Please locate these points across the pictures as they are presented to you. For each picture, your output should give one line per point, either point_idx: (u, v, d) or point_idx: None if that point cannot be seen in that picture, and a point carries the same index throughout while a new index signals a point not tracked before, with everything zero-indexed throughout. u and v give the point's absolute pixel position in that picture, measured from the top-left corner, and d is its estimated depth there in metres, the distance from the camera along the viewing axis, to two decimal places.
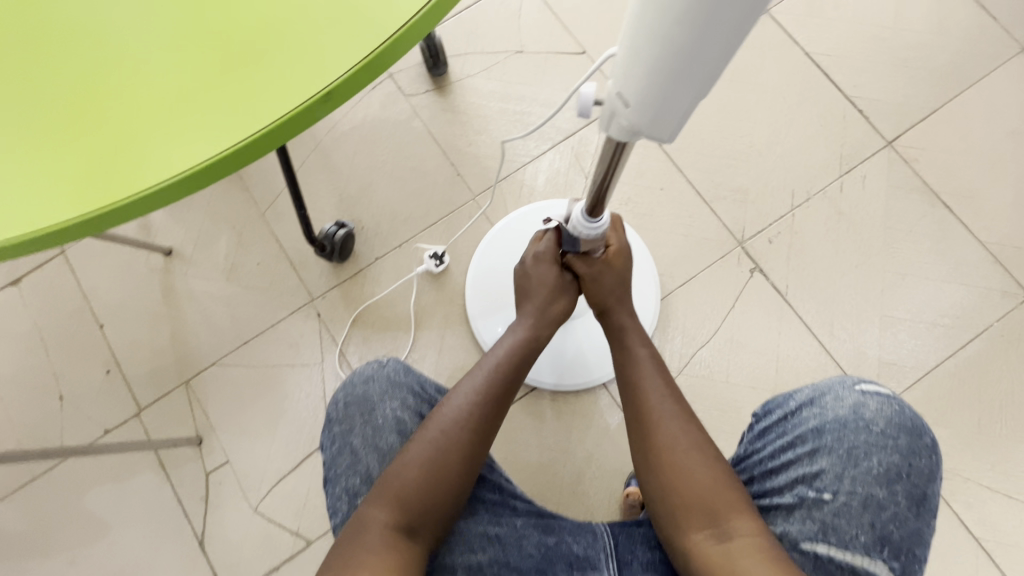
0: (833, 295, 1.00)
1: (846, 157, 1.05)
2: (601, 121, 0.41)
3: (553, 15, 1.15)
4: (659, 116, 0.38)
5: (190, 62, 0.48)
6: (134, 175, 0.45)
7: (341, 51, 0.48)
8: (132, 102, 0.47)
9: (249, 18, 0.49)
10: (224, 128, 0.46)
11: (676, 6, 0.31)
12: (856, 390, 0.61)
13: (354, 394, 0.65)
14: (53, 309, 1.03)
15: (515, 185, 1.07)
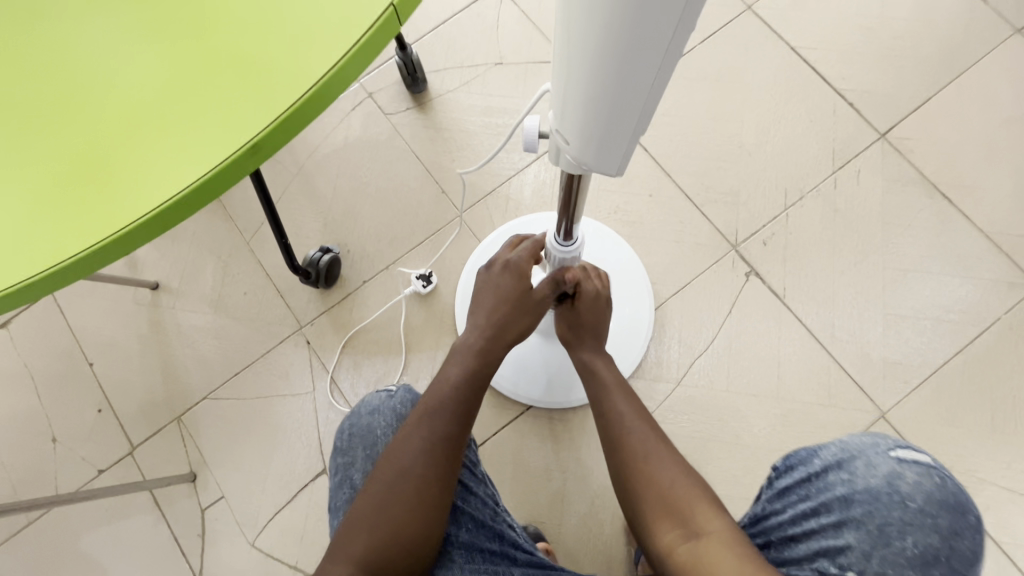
0: (832, 295, 0.97)
1: (839, 153, 1.02)
2: (551, 155, 0.46)
3: (531, 25, 1.13)
4: (598, 154, 0.40)
5: (131, 108, 0.46)
6: (74, 234, 0.43)
7: (276, 89, 0.45)
8: (73, 155, 0.45)
9: (189, 56, 0.46)
10: (163, 177, 0.44)
11: (584, 69, 0.33)
12: (891, 458, 0.56)
13: (359, 425, 0.64)
14: (43, 350, 1.02)
15: (500, 200, 1.06)
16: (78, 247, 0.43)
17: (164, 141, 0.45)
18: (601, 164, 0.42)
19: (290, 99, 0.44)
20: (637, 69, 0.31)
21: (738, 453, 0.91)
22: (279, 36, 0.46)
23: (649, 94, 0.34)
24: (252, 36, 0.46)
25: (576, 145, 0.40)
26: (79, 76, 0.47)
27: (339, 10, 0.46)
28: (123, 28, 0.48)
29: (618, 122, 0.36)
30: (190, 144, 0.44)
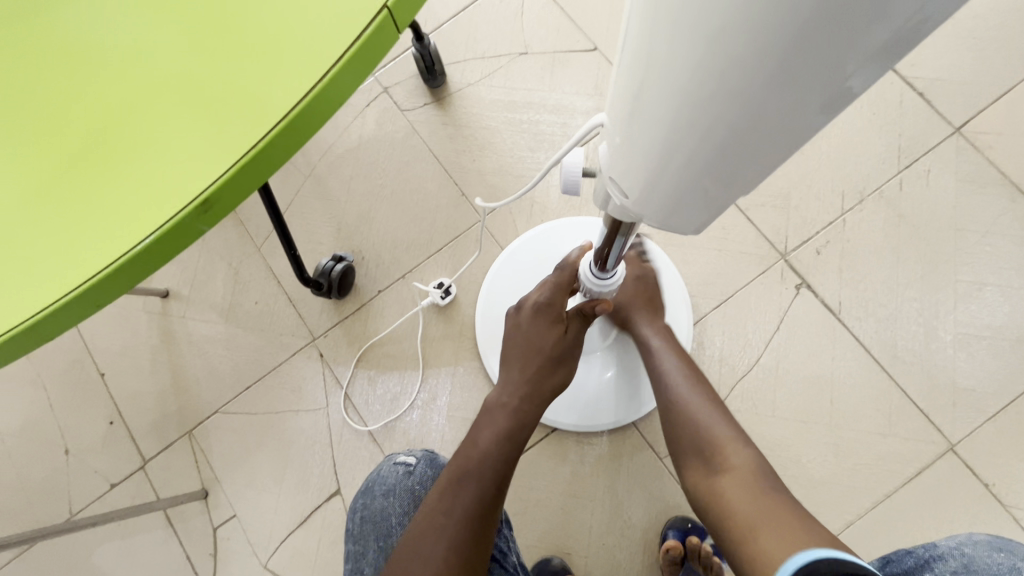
0: (895, 311, 0.87)
1: (906, 149, 0.91)
2: (596, 198, 0.39)
3: (559, 10, 1.04)
4: (666, 213, 0.33)
5: (92, 137, 0.39)
6: (24, 292, 0.36)
7: (263, 101, 0.38)
8: (24, 195, 0.39)
9: (159, 74, 0.40)
10: (141, 210, 0.37)
11: (675, 120, 0.26)
12: None
13: (372, 509, 0.62)
14: (55, 359, 1.00)
15: (525, 203, 0.98)
16: (27, 309, 0.36)
17: (130, 176, 0.38)
18: (670, 223, 0.35)
19: (274, 118, 0.38)
20: (754, 122, 0.24)
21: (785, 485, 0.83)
22: (260, 46, 0.40)
23: (757, 155, 0.27)
24: (230, 48, 0.40)
25: (638, 198, 0.34)
26: (32, 100, 0.41)
27: (327, 11, 0.40)
28: (83, 43, 0.42)
29: (708, 178, 0.29)
30: (160, 179, 0.38)
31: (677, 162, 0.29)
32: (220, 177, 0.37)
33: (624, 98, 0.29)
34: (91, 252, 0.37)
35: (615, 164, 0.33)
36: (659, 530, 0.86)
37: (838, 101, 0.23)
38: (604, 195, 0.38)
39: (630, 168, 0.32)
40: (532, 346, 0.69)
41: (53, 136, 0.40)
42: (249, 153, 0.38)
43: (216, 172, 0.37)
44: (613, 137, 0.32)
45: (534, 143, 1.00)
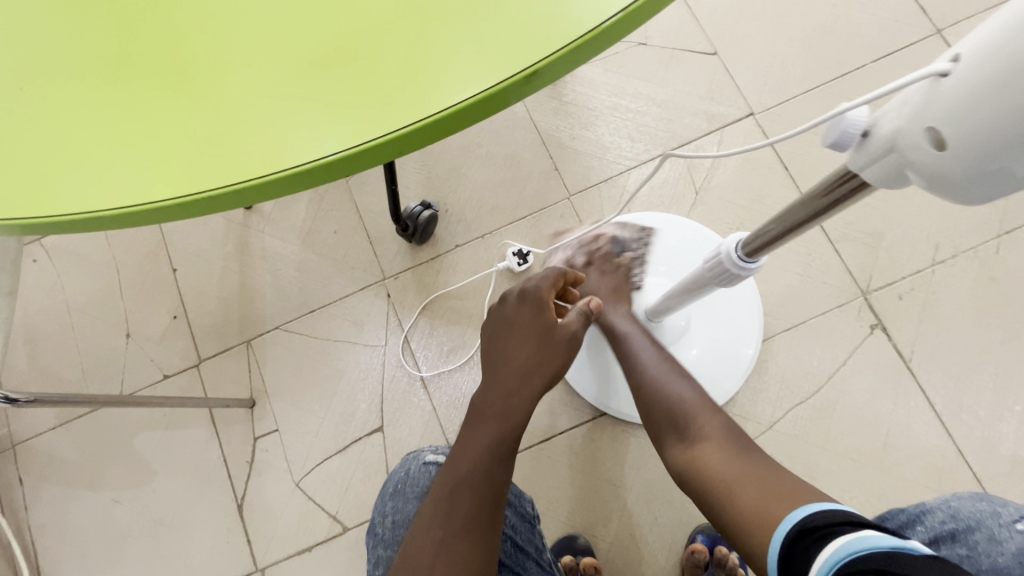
0: (967, 371, 0.86)
1: (1010, 214, 0.90)
2: (866, 153, 0.31)
3: (686, 9, 1.04)
4: (983, 179, 0.25)
5: (277, 40, 0.39)
6: (119, 187, 0.37)
7: (467, 69, 0.37)
8: (153, 96, 0.38)
9: (328, 29, 0.39)
10: (305, 133, 0.37)
11: None
12: (1017, 530, 0.48)
13: (407, 511, 0.61)
14: (133, 247, 1.03)
15: (615, 191, 0.98)
16: (115, 201, 0.37)
17: (259, 110, 0.38)
18: (966, 195, 0.27)
19: (415, 114, 0.37)
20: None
21: None
22: (436, 38, 0.38)
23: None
24: (403, 28, 0.38)
25: (955, 153, 0.25)
26: (196, 6, 0.40)
27: (517, 28, 0.37)
28: None
29: None
30: (285, 128, 0.37)
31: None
32: (340, 150, 0.36)
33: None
34: (248, 155, 0.37)
35: (945, 98, 0.25)
36: (688, 533, 0.86)
37: None
38: (883, 149, 0.30)
39: (969, 99, 0.24)
40: (520, 332, 0.61)
41: (200, 51, 0.39)
42: (376, 140, 0.36)
43: (339, 145, 0.37)
44: (970, 59, 0.24)
45: (636, 133, 1.00)
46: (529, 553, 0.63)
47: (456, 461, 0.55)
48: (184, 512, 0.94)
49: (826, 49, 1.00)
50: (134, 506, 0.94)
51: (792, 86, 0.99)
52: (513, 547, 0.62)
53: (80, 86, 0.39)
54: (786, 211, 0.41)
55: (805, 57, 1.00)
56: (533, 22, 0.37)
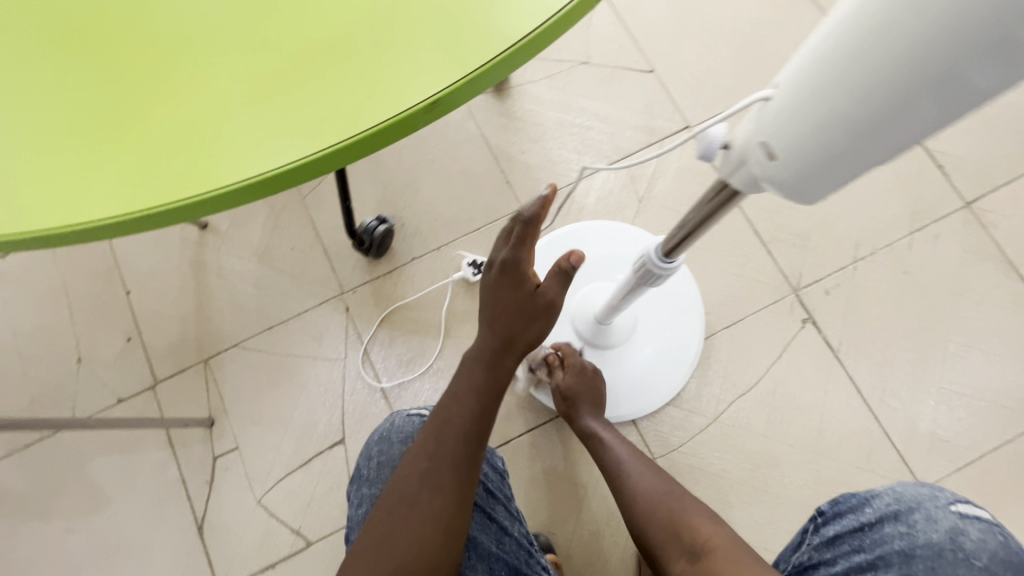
0: (888, 358, 0.94)
1: (919, 214, 0.98)
2: (726, 165, 0.38)
3: (624, 29, 1.10)
4: (805, 182, 0.33)
5: (230, 61, 0.42)
6: (85, 202, 0.39)
7: (406, 81, 0.41)
8: (112, 119, 0.41)
9: (279, 50, 0.42)
10: (259, 147, 0.40)
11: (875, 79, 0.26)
12: (952, 512, 0.51)
13: (389, 455, 0.62)
14: (83, 269, 1.01)
15: (564, 201, 1.03)
16: (78, 217, 0.39)
17: (218, 127, 0.41)
18: (801, 192, 0.34)
19: (365, 124, 0.40)
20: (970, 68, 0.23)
21: (765, 500, 0.89)
22: (377, 55, 0.42)
23: (942, 112, 0.26)
24: (350, 48, 0.42)
25: (785, 162, 0.32)
26: (150, 34, 0.43)
27: (449, 45, 0.42)
28: None
29: (876, 143, 0.29)
30: (244, 142, 0.40)
31: (854, 126, 0.28)
32: (297, 160, 0.40)
33: (820, 60, 0.28)
34: (207, 170, 0.40)
35: (773, 120, 0.32)
36: None
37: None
38: (736, 160, 0.37)
39: (789, 120, 0.31)
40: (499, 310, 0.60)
41: (159, 74, 0.42)
42: (330, 150, 0.40)
43: (295, 155, 0.40)
44: (783, 90, 0.31)
45: (582, 147, 1.06)
46: (500, 500, 0.65)
47: (450, 399, 0.59)
48: (141, 537, 0.92)
49: (752, 67, 1.08)
50: (88, 533, 0.92)
51: (722, 101, 1.07)
52: (487, 492, 0.64)
53: (46, 110, 0.42)
54: (687, 215, 0.47)
55: (734, 74, 1.08)
56: (463, 41, 0.42)
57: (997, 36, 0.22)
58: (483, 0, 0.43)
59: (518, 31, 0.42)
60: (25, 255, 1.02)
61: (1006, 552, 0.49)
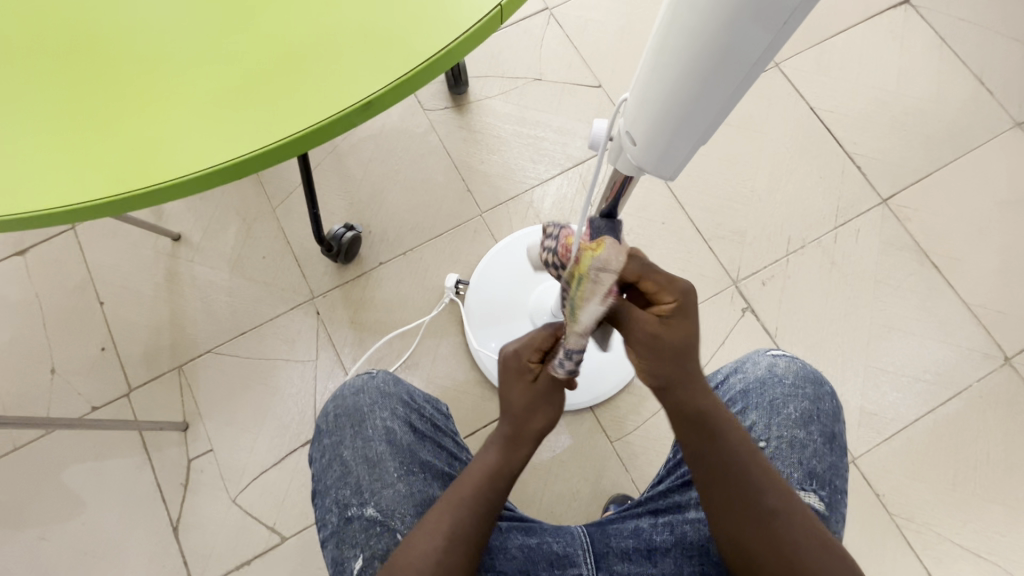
0: (819, 342, 1.03)
1: (842, 210, 1.09)
2: (611, 153, 0.46)
3: (573, 48, 1.20)
4: (662, 156, 0.40)
5: (180, 61, 0.45)
6: (51, 190, 0.42)
7: (343, 81, 0.44)
8: (66, 113, 0.43)
9: (235, 50, 0.45)
10: (208, 141, 0.43)
11: (672, 67, 0.33)
12: (767, 354, 0.68)
13: (344, 405, 0.66)
14: (56, 282, 1.04)
15: (522, 206, 1.10)
16: (32, 205, 0.41)
17: (176, 120, 0.43)
18: (659, 166, 0.41)
19: (316, 116, 0.43)
20: (732, 59, 0.31)
21: None
22: (319, 57, 0.45)
23: (734, 90, 0.33)
24: (298, 48, 0.45)
25: (643, 145, 0.40)
26: (102, 33, 0.46)
27: (386, 45, 0.45)
28: None
29: (692, 119, 0.36)
30: (202, 133, 0.43)
31: (672, 107, 0.35)
32: (251, 150, 0.43)
33: (645, 57, 0.36)
34: (156, 161, 0.42)
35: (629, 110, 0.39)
36: (603, 504, 0.95)
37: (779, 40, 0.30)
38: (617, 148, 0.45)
39: (641, 112, 0.38)
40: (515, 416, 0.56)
41: (121, 72, 0.45)
42: (283, 139, 0.43)
43: (250, 145, 0.43)
44: (634, 87, 0.38)
45: (537, 156, 1.14)
46: (447, 432, 0.71)
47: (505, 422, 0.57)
48: (117, 541, 0.94)
49: None
50: (63, 541, 0.94)
51: None
52: (435, 424, 0.69)
53: (10, 106, 0.44)
54: (599, 207, 0.55)
55: None
56: (399, 42, 0.45)
57: (730, 29, 0.29)
58: (418, 4, 0.46)
59: (453, 31, 0.45)
60: None
61: (803, 370, 0.66)
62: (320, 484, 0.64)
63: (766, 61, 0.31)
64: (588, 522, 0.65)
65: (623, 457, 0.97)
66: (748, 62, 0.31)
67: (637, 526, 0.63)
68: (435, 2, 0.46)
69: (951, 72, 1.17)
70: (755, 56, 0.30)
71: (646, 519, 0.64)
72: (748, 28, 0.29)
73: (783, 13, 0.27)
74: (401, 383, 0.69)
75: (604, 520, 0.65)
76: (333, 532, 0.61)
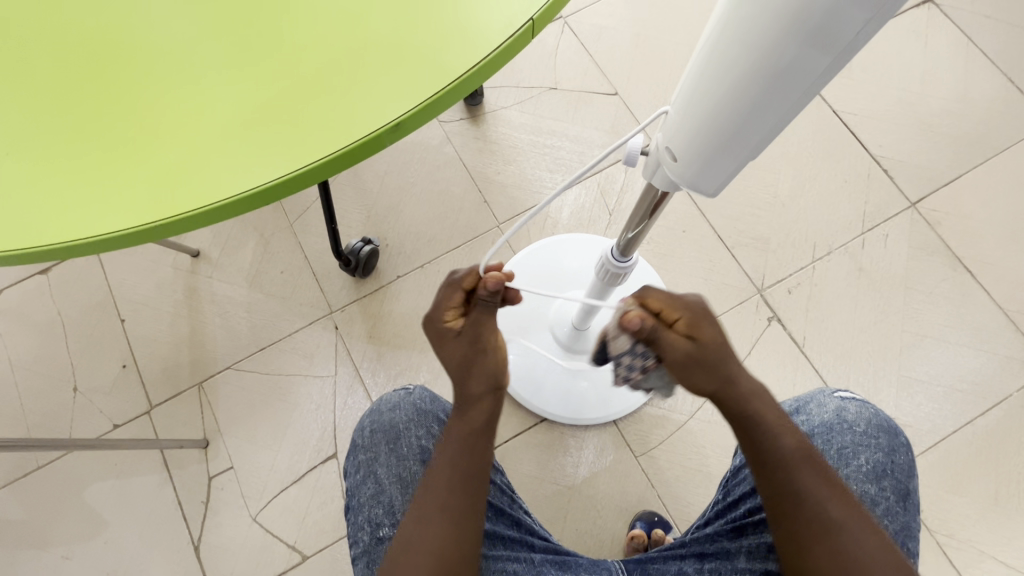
0: (850, 351, 0.99)
1: (869, 215, 1.06)
2: (645, 168, 0.44)
3: (589, 57, 1.19)
4: (705, 175, 0.38)
5: (208, 84, 0.44)
6: (69, 220, 0.41)
7: (376, 101, 0.43)
8: (96, 141, 0.43)
9: (258, 74, 0.44)
10: (240, 165, 0.42)
11: (718, 87, 0.32)
12: (835, 397, 0.65)
13: (380, 421, 0.65)
14: (78, 300, 1.05)
15: (540, 217, 1.09)
16: (64, 235, 0.40)
17: (198, 148, 0.42)
18: (700, 184, 0.39)
19: (339, 142, 0.42)
20: (789, 76, 0.29)
21: None
22: (349, 77, 0.44)
23: (784, 112, 0.32)
24: (329, 68, 0.44)
25: (686, 159, 0.38)
26: (130, 58, 0.45)
27: (418, 65, 0.44)
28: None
29: (736, 140, 0.34)
30: (225, 159, 0.42)
31: (717, 128, 0.34)
32: (276, 176, 0.42)
33: (688, 72, 0.35)
34: (188, 187, 0.42)
35: (668, 128, 0.38)
36: (629, 521, 0.93)
37: (835, 63, 0.28)
38: (654, 163, 0.43)
39: (683, 130, 0.37)
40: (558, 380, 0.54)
41: (141, 99, 0.44)
42: (305, 166, 0.42)
43: (271, 172, 0.42)
44: (675, 103, 0.37)
45: (553, 165, 1.12)
46: None
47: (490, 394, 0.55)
48: (138, 560, 0.94)
49: None
50: (86, 560, 0.94)
51: None
52: None
53: (32, 136, 0.43)
54: (627, 222, 0.54)
55: None
56: (431, 60, 0.44)
57: (782, 52, 0.28)
58: (449, 22, 0.45)
59: (486, 46, 0.44)
60: (19, 291, 1.05)
61: (876, 419, 0.63)
62: (352, 500, 0.63)
63: (820, 84, 0.30)
64: (627, 559, 0.63)
65: (649, 473, 0.95)
66: (799, 85, 0.30)
67: (681, 569, 0.61)
68: (468, 18, 0.45)
69: (979, 72, 1.13)
70: (816, 74, 0.29)
71: (690, 563, 0.61)
72: (803, 51, 0.28)
73: (850, 31, 0.26)
74: (438, 399, 0.68)
75: (644, 558, 0.63)
76: (364, 551, 0.60)
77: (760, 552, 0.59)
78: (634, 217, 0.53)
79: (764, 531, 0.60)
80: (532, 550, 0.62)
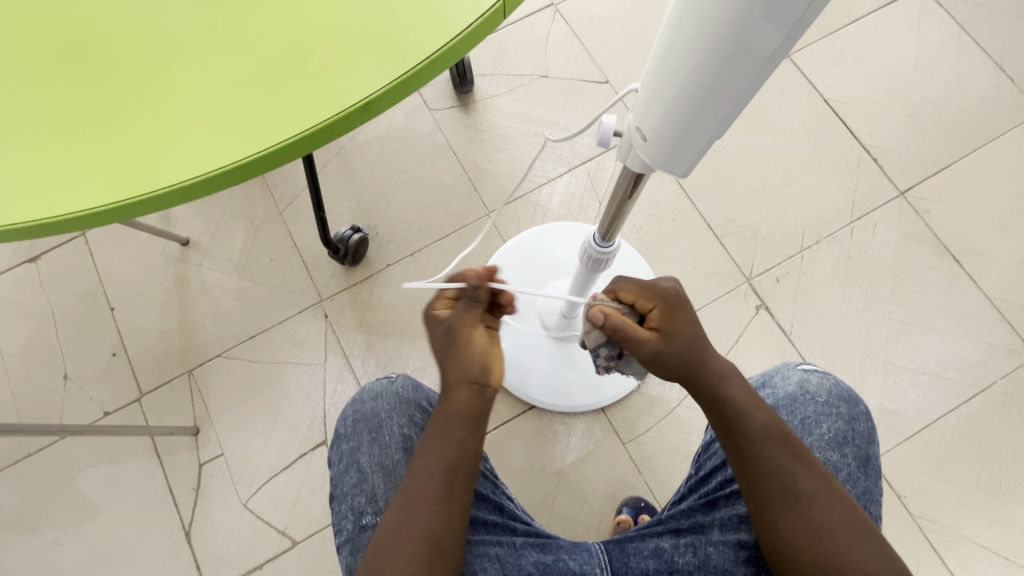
0: (837, 338, 1.00)
1: (859, 204, 1.06)
2: (618, 151, 0.45)
3: (579, 44, 1.18)
4: (673, 155, 0.38)
5: (182, 62, 0.44)
6: (46, 199, 0.41)
7: (347, 80, 0.43)
8: (69, 119, 0.43)
9: (231, 52, 0.44)
10: (213, 145, 0.42)
11: (679, 67, 0.33)
12: (798, 369, 0.66)
13: (362, 410, 0.65)
14: (67, 288, 1.05)
15: (529, 206, 1.09)
16: (36, 213, 0.40)
17: (175, 126, 0.42)
18: (669, 164, 0.40)
19: (311, 121, 0.42)
20: (746, 52, 0.30)
21: None
22: (320, 56, 0.44)
23: (744, 88, 0.32)
24: (302, 47, 0.44)
25: (657, 139, 0.38)
26: (106, 36, 0.45)
27: (389, 44, 0.44)
28: None
29: (700, 119, 0.35)
30: (197, 138, 0.42)
31: (681, 107, 0.35)
32: (248, 156, 0.42)
33: (652, 53, 0.35)
34: (161, 167, 0.42)
35: (636, 111, 0.39)
36: (615, 507, 0.94)
37: (792, 37, 0.28)
38: (626, 146, 0.44)
39: (650, 111, 0.37)
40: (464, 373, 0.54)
41: (121, 77, 0.44)
42: (278, 145, 0.42)
43: (244, 151, 0.42)
44: (642, 86, 0.37)
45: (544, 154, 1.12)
46: None
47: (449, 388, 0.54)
48: (130, 545, 0.94)
49: None
50: (78, 547, 0.94)
51: None
52: None
53: (8, 115, 0.43)
54: (607, 206, 0.54)
55: None
56: (403, 38, 0.44)
57: (738, 26, 0.28)
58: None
59: (460, 24, 0.44)
60: (9, 279, 1.05)
61: (836, 388, 0.64)
62: (336, 490, 0.64)
63: (778, 59, 0.30)
64: (607, 539, 0.63)
65: (635, 459, 0.96)
66: (757, 60, 0.30)
67: (658, 546, 0.61)
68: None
69: (970, 60, 1.13)
70: (773, 49, 0.29)
71: (667, 539, 0.62)
72: (757, 25, 0.28)
73: (800, 3, 0.26)
74: (419, 386, 0.68)
75: (623, 538, 0.64)
76: (349, 539, 0.61)
77: (732, 524, 0.61)
78: (613, 200, 0.53)
79: (735, 503, 0.62)
80: (515, 534, 0.63)
